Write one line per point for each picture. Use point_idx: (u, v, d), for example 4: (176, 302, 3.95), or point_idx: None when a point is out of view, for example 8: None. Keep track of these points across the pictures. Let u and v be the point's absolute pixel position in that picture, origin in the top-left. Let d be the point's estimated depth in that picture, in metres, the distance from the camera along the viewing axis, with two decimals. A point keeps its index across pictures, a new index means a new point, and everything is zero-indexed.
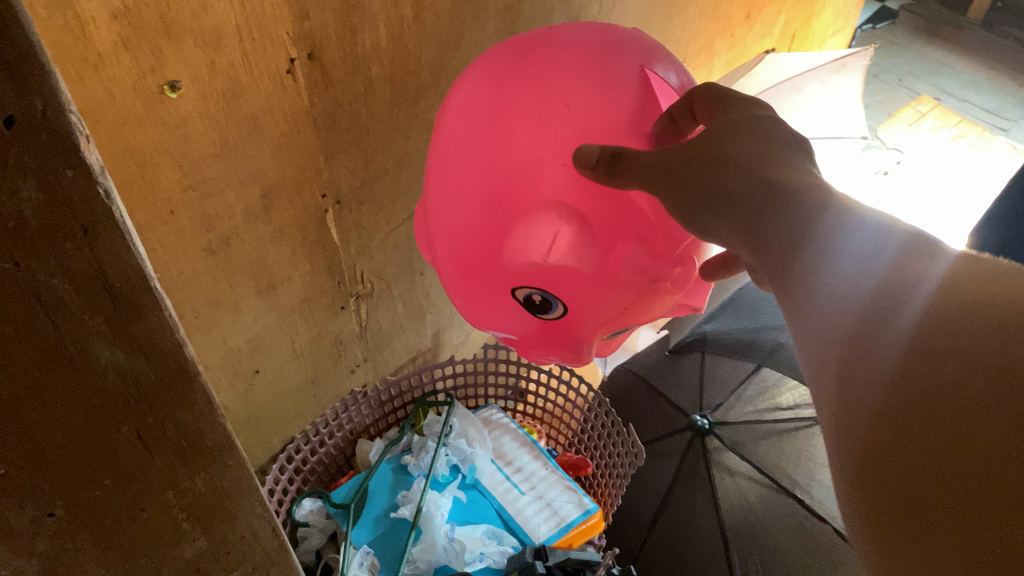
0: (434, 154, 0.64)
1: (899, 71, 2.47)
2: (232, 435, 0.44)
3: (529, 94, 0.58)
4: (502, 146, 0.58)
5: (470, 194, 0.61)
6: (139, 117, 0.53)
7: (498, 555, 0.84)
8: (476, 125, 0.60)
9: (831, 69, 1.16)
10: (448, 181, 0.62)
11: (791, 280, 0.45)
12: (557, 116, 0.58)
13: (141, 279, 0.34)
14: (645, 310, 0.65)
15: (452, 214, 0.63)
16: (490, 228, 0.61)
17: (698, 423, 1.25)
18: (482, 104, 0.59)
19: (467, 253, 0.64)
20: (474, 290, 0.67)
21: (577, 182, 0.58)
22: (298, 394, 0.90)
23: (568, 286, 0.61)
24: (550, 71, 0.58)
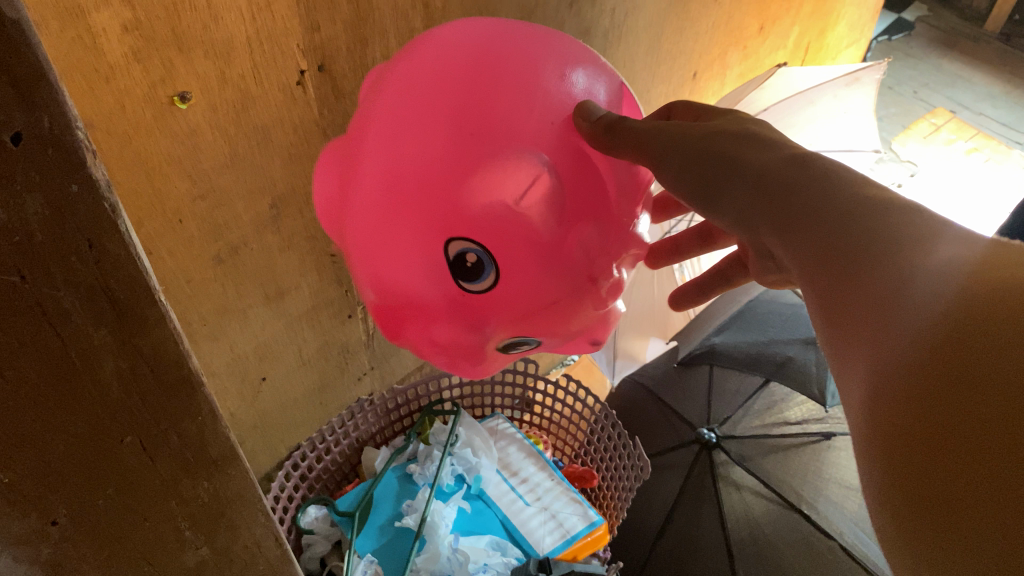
0: (384, 86, 0.56)
1: (914, 83, 2.46)
2: (235, 445, 0.44)
3: (527, 51, 0.55)
4: (491, 85, 0.53)
5: (439, 122, 0.53)
6: (149, 128, 0.53)
7: (501, 566, 0.84)
8: (463, 61, 0.54)
9: (845, 83, 1.15)
10: (405, 108, 0.54)
11: (813, 275, 0.48)
12: (553, 78, 0.55)
13: (145, 292, 0.34)
14: (563, 317, 0.59)
15: (402, 143, 0.54)
16: (451, 160, 0.53)
17: (705, 436, 1.24)
18: (473, 46, 0.55)
19: (404, 189, 0.54)
20: (391, 240, 0.56)
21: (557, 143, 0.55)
22: (306, 402, 0.90)
23: (515, 249, 0.54)
24: (546, 44, 0.57)
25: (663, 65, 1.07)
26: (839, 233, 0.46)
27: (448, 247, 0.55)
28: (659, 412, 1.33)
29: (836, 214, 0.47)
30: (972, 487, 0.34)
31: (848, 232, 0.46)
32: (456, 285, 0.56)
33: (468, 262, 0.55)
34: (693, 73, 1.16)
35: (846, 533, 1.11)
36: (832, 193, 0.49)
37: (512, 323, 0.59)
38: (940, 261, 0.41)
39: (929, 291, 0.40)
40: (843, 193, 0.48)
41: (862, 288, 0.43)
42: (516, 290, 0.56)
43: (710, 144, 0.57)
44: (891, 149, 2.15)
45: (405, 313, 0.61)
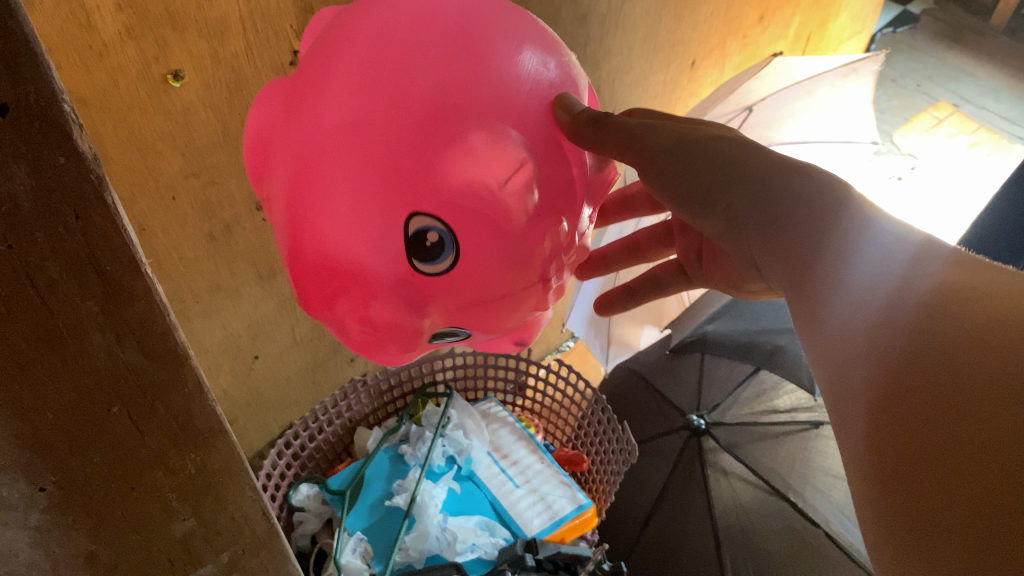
0: (351, 36, 0.52)
1: (917, 76, 2.45)
2: (221, 418, 0.45)
3: (505, 26, 0.53)
4: (482, 55, 0.51)
5: (420, 86, 0.49)
6: (142, 105, 0.54)
7: (490, 546, 0.85)
8: (447, 22, 0.51)
9: (843, 74, 1.15)
10: (380, 59, 0.50)
11: (813, 291, 0.53)
12: (529, 62, 0.53)
13: (132, 265, 0.35)
14: (506, 309, 0.57)
15: (370, 99, 0.49)
16: (431, 130, 0.49)
17: (694, 423, 1.25)
18: (455, 11, 0.52)
19: (368, 152, 0.49)
20: (341, 206, 0.51)
21: (536, 132, 0.53)
22: (298, 382, 0.90)
23: (477, 232, 0.51)
24: (533, 32, 0.56)
25: (662, 53, 1.08)
26: (837, 255, 0.51)
27: (410, 221, 0.50)
28: (650, 399, 1.33)
29: (829, 234, 0.52)
30: (972, 476, 0.39)
31: (849, 255, 0.51)
32: (406, 265, 0.52)
33: (427, 240, 0.51)
34: (692, 62, 1.17)
35: (832, 522, 1.13)
36: (831, 209, 0.53)
37: (453, 306, 0.55)
38: (929, 275, 0.47)
39: (919, 303, 0.46)
40: (841, 208, 0.53)
41: (860, 307, 0.49)
42: (471, 273, 0.53)
43: (708, 143, 0.60)
44: (892, 142, 2.15)
45: (330, 291, 0.55)
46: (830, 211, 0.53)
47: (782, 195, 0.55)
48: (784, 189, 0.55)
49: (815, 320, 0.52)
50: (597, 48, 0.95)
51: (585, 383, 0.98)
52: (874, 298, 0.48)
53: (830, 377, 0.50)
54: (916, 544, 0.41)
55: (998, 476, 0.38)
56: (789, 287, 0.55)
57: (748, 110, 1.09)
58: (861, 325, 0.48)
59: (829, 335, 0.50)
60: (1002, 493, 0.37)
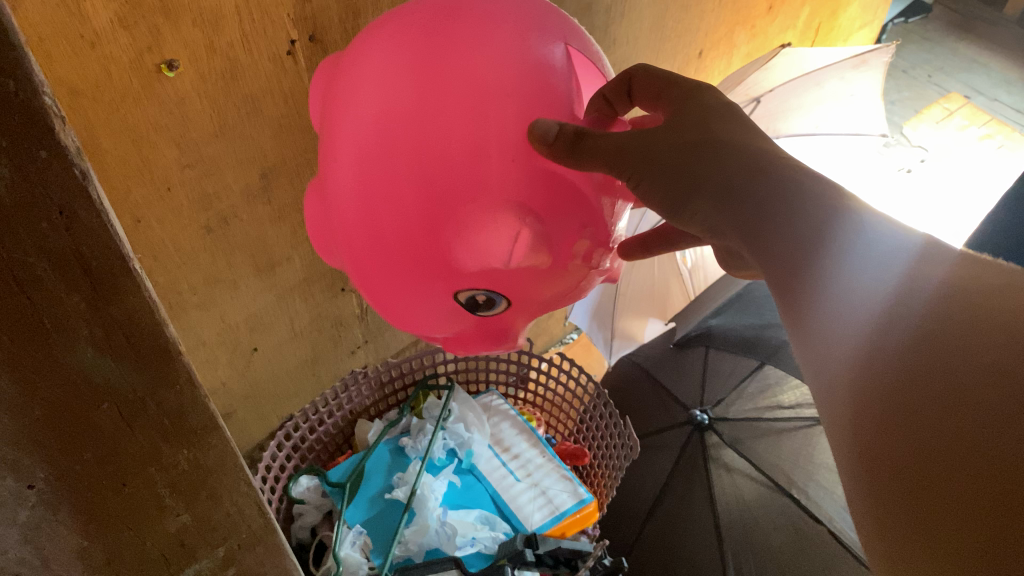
0: (337, 137, 0.53)
1: (929, 67, 2.43)
2: (214, 415, 0.45)
3: (464, 78, 0.50)
4: (443, 126, 0.49)
5: (408, 194, 0.51)
6: (136, 95, 0.53)
7: (490, 540, 0.84)
8: (406, 107, 0.50)
9: (852, 65, 1.14)
10: (365, 171, 0.52)
11: (805, 283, 0.48)
12: (499, 106, 0.50)
13: (119, 262, 0.34)
14: (572, 297, 0.62)
15: (373, 216, 0.53)
16: (433, 231, 0.52)
17: (698, 418, 1.24)
18: (411, 84, 0.50)
19: (393, 259, 0.55)
20: (396, 295, 0.58)
21: (524, 167, 0.52)
22: (297, 374, 0.90)
23: (515, 285, 0.56)
24: (494, 43, 0.51)
25: (669, 43, 1.06)
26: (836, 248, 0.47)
27: (456, 295, 0.57)
28: (654, 394, 1.33)
29: (828, 226, 0.48)
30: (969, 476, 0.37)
31: (851, 249, 0.46)
32: (472, 317, 0.60)
33: (474, 298, 0.57)
34: (699, 52, 1.15)
35: (836, 518, 1.11)
36: (831, 205, 0.49)
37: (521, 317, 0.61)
38: (943, 273, 0.43)
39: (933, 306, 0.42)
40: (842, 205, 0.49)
41: (860, 303, 0.44)
42: (525, 300, 0.59)
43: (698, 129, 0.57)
44: (902, 134, 2.12)
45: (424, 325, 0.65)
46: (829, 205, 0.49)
47: (766, 184, 0.51)
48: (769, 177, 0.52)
49: (805, 316, 0.48)
50: (602, 38, 0.93)
51: (588, 377, 0.97)
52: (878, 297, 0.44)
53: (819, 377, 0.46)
54: (909, 542, 0.40)
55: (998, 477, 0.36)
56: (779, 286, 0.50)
57: (756, 101, 1.08)
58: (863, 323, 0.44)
59: (822, 346, 0.46)
60: (1002, 494, 0.35)
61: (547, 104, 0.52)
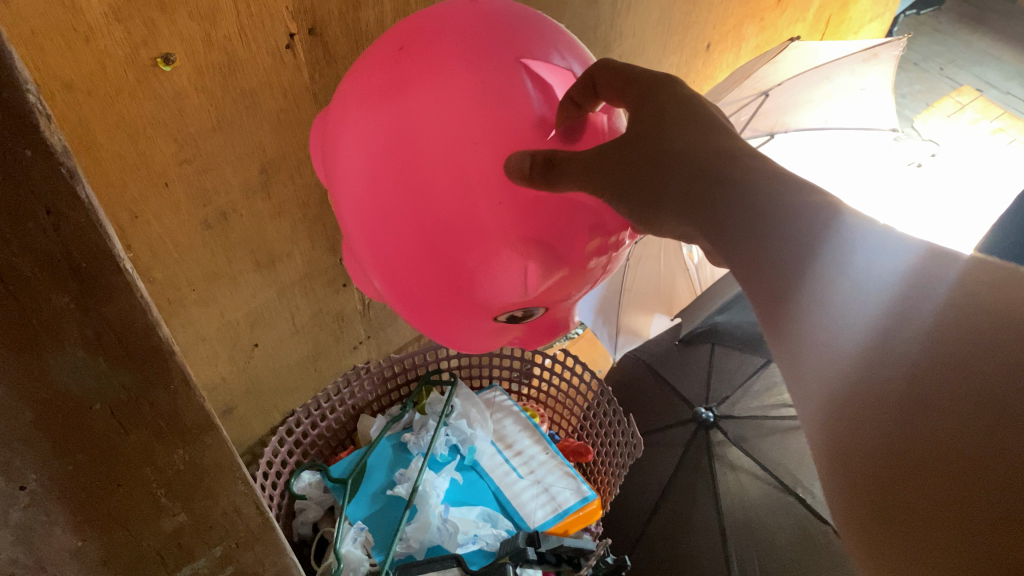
0: (349, 202, 0.60)
1: (941, 60, 2.40)
2: (210, 414, 0.44)
3: (431, 141, 0.54)
4: (426, 190, 0.55)
5: (418, 252, 0.58)
6: (131, 89, 0.52)
7: (492, 538, 0.84)
8: (390, 179, 0.56)
9: (863, 59, 1.14)
10: (379, 235, 0.59)
11: (789, 290, 0.41)
12: (471, 156, 0.54)
13: (110, 262, 0.34)
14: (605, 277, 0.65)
15: (397, 270, 0.61)
16: (450, 278, 0.59)
17: (703, 416, 1.23)
18: (387, 158, 0.55)
19: (426, 299, 0.63)
20: (440, 322, 0.67)
21: (512, 201, 0.55)
22: (299, 369, 0.89)
23: (544, 297, 0.62)
24: (448, 90, 0.54)
25: (676, 36, 1.05)
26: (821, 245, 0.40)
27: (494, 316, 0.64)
28: (659, 391, 1.32)
29: (810, 221, 0.42)
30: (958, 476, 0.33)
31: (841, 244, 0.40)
32: (519, 325, 0.67)
33: (512, 312, 0.63)
34: (707, 45, 1.14)
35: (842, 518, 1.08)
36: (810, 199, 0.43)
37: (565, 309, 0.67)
38: (959, 266, 0.37)
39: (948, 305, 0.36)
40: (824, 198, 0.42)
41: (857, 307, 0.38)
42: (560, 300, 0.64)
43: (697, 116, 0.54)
44: (912, 127, 2.10)
45: None
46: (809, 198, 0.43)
47: (737, 174, 0.47)
48: (745, 168, 0.47)
49: (790, 325, 0.41)
50: (607, 32, 0.92)
51: (591, 374, 0.97)
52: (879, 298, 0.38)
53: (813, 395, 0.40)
54: (894, 555, 0.35)
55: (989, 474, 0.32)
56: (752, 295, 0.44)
57: (764, 95, 1.08)
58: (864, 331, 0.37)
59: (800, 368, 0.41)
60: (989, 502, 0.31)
61: (516, 134, 0.54)
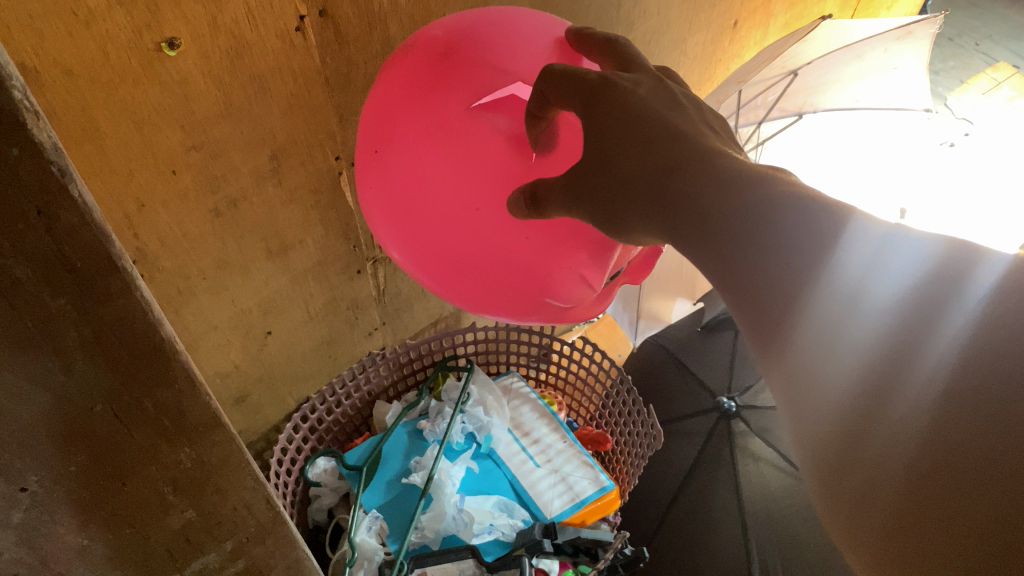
0: (401, 254, 0.66)
1: (976, 36, 2.32)
2: (217, 412, 0.43)
3: (427, 209, 0.58)
4: (453, 253, 0.61)
5: (471, 288, 0.65)
6: (136, 75, 0.51)
7: (507, 528, 0.83)
8: (417, 242, 0.61)
9: (896, 37, 1.12)
10: (435, 278, 0.66)
11: (773, 334, 0.39)
12: (465, 207, 0.58)
13: (107, 260, 0.32)
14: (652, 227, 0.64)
15: (465, 299, 0.67)
16: (508, 297, 0.65)
17: (725, 405, 1.21)
18: (404, 228, 0.61)
19: (499, 312, 0.69)
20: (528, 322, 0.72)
21: (533, 228, 0.59)
22: (314, 355, 0.89)
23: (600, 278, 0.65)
24: (423, 163, 0.57)
25: (703, 13, 1.02)
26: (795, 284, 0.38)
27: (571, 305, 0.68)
28: (680, 377, 1.30)
29: (786, 255, 0.38)
30: (966, 485, 0.30)
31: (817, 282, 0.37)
32: (602, 295, 0.71)
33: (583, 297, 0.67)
34: (735, 22, 1.11)
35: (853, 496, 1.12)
36: (772, 222, 0.39)
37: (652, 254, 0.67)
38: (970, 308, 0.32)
39: (942, 354, 0.32)
40: (787, 216, 0.38)
41: (843, 358, 0.35)
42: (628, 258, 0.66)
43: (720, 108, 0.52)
44: (945, 105, 2.05)
45: None
46: (764, 224, 0.39)
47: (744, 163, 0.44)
48: (706, 178, 0.43)
49: (774, 372, 0.40)
50: (631, 11, 0.90)
51: (611, 362, 0.95)
52: (864, 344, 0.34)
53: (804, 447, 0.38)
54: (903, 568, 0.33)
55: (993, 481, 0.29)
56: (747, 327, 0.42)
57: (793, 74, 1.11)
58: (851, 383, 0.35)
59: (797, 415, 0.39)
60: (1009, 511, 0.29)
61: (505, 172, 0.58)
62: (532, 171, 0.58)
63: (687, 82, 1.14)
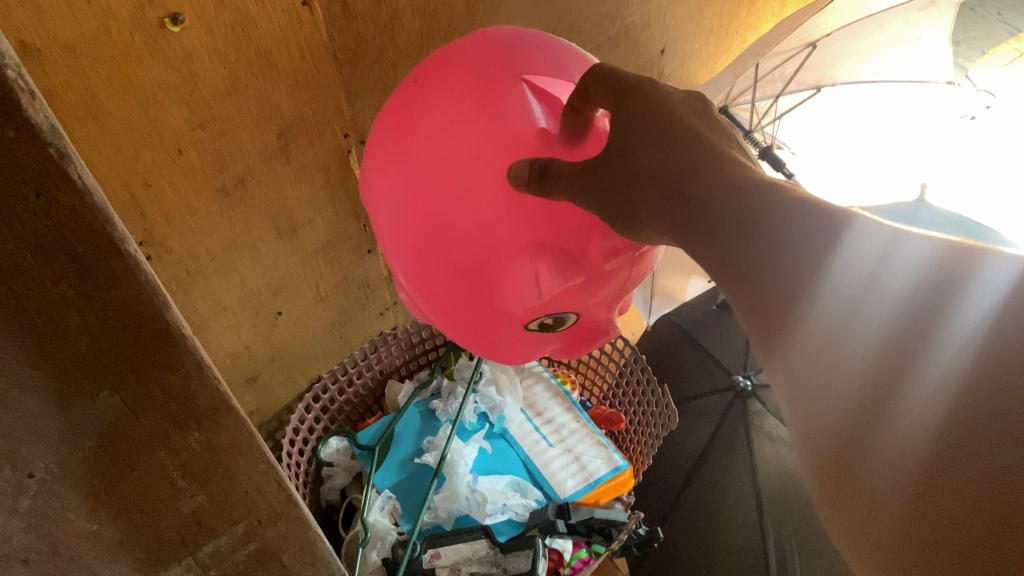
0: (383, 234, 0.64)
1: (999, 5, 2.27)
2: (226, 396, 0.42)
3: (435, 166, 0.57)
4: (439, 218, 0.58)
5: (441, 270, 0.61)
6: (139, 52, 0.50)
7: (521, 508, 0.83)
8: (409, 206, 0.59)
9: (919, 7, 1.13)
10: (409, 259, 0.63)
11: (774, 302, 0.35)
12: (471, 171, 0.56)
13: (110, 245, 0.31)
14: (631, 279, 0.63)
15: (430, 291, 0.64)
16: (475, 289, 0.61)
17: (740, 384, 1.20)
18: (402, 188, 0.59)
19: (459, 315, 0.66)
20: (489, 345, 0.69)
21: (521, 213, 0.56)
22: (325, 336, 0.88)
23: (569, 304, 0.62)
24: (444, 120, 0.57)
25: None
26: (790, 264, 0.34)
27: (529, 326, 0.65)
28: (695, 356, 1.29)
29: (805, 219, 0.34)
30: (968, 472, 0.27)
31: (817, 259, 0.33)
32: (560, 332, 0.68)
33: (543, 321, 0.64)
34: None
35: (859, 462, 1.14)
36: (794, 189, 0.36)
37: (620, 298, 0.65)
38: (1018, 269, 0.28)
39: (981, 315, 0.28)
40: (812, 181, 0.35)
41: (849, 337, 0.31)
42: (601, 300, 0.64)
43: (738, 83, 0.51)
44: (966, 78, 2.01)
45: None
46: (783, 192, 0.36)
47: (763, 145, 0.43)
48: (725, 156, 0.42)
49: (772, 348, 0.35)
50: None
51: (625, 341, 0.94)
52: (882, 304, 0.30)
53: (797, 432, 0.34)
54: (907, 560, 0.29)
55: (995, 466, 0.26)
56: (741, 302, 0.37)
57: (811, 46, 1.21)
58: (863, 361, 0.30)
59: (792, 395, 0.34)
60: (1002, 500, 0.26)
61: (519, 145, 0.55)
62: (546, 151, 0.55)
63: (702, 55, 1.12)
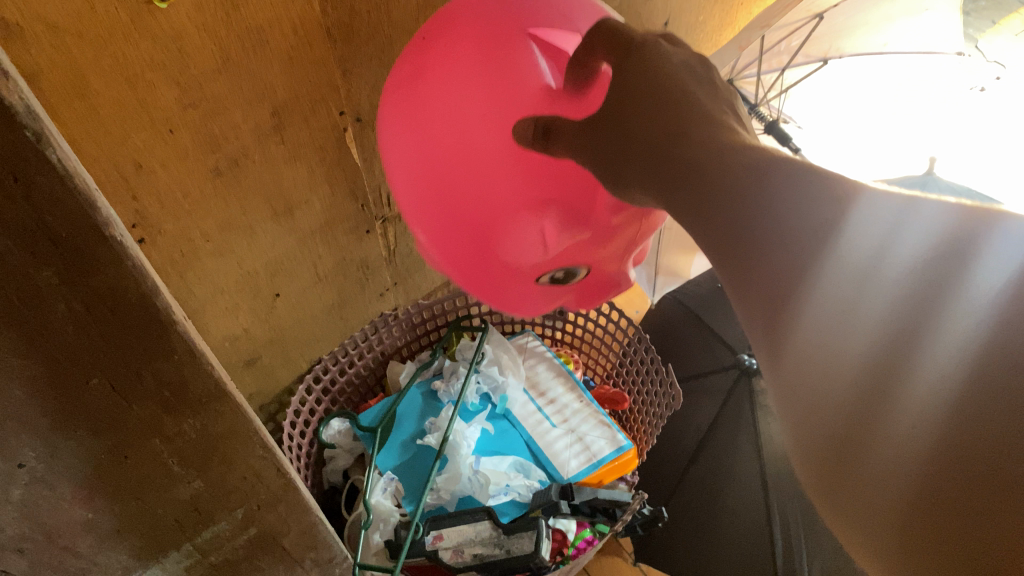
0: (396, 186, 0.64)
1: None
2: (221, 381, 0.41)
3: (440, 117, 0.56)
4: (446, 169, 0.58)
5: (450, 222, 0.61)
6: (125, 30, 0.48)
7: (523, 489, 0.82)
8: (416, 158, 0.59)
9: None
10: (420, 212, 0.62)
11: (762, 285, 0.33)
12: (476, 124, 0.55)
13: (94, 230, 0.30)
14: (642, 234, 0.62)
15: (440, 245, 0.64)
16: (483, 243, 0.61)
17: (745, 362, 1.18)
18: (409, 140, 0.58)
19: (470, 269, 0.65)
20: (502, 300, 0.69)
21: (527, 165, 0.56)
22: (325, 317, 0.87)
23: (579, 256, 0.61)
24: (447, 81, 0.56)
25: None
26: (783, 230, 0.33)
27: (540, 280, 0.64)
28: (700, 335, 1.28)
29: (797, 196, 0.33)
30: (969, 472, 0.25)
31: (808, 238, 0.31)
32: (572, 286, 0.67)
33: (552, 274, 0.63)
34: None
35: None
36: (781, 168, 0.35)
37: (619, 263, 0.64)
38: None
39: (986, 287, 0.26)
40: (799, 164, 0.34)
41: (849, 311, 0.29)
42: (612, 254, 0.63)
43: None
44: None
45: None
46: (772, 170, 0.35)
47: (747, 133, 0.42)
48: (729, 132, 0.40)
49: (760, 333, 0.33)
50: None
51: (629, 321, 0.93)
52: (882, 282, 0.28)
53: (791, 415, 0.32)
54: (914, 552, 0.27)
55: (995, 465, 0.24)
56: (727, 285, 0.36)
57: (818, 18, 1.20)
58: (860, 338, 0.29)
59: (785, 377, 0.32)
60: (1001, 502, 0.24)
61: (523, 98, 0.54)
62: (551, 106, 0.54)
63: (706, 28, 1.10)
